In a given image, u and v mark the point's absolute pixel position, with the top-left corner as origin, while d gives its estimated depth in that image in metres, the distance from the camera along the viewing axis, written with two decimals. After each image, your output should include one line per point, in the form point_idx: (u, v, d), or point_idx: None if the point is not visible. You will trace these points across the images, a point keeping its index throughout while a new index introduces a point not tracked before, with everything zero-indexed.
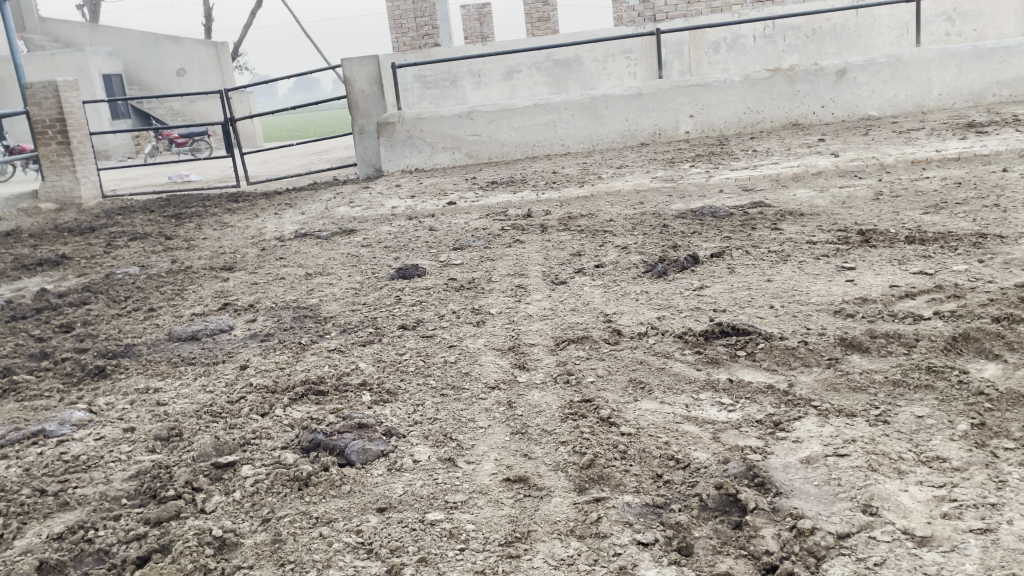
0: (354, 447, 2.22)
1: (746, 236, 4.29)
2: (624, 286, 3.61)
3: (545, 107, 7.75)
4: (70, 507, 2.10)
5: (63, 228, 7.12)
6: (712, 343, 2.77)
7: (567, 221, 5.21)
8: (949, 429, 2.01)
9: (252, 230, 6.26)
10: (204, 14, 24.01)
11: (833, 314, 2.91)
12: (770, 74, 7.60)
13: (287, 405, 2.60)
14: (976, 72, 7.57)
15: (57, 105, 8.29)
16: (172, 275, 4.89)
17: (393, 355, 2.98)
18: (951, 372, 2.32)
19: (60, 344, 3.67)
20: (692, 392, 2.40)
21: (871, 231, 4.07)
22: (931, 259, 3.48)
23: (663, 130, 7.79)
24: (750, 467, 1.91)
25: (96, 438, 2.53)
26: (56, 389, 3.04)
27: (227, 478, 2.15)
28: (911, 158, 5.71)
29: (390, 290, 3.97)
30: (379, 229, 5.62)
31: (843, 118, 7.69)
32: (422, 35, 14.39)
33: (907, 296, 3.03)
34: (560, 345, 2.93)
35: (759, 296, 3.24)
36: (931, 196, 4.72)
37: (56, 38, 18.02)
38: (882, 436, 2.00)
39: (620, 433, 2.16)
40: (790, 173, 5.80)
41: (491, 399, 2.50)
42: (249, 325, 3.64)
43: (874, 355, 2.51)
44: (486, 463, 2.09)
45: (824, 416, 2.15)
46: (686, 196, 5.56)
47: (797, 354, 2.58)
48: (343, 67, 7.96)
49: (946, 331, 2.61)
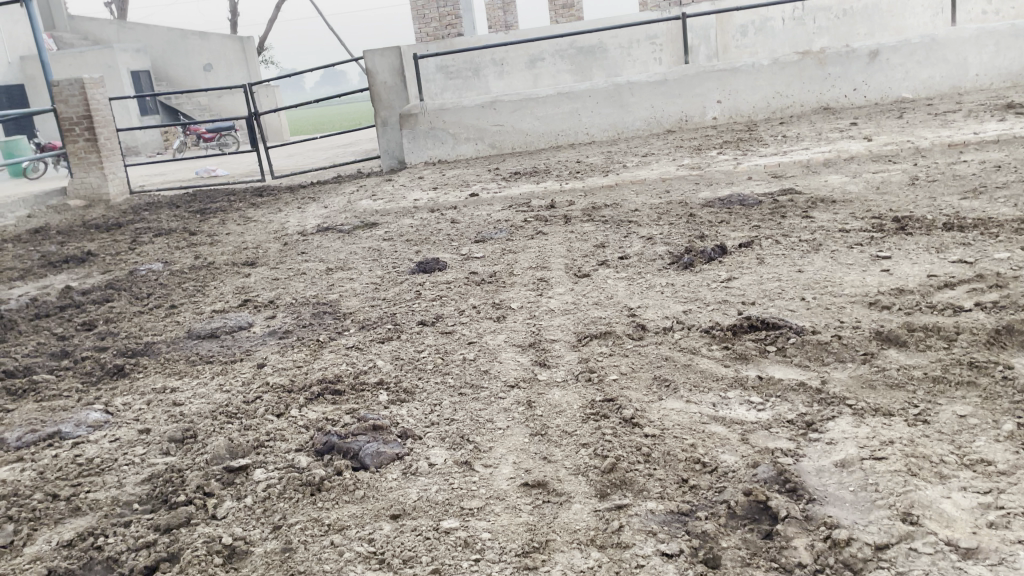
0: (370, 450, 2.16)
1: (776, 225, 4.17)
2: (649, 278, 3.51)
3: (569, 95, 7.62)
4: (82, 512, 2.07)
5: (91, 225, 7.16)
6: (740, 338, 2.67)
7: (591, 212, 5.10)
8: (994, 429, 1.89)
9: (274, 224, 6.22)
10: (230, 9, 24.15)
11: (868, 306, 2.79)
12: (800, 57, 7.40)
13: (303, 405, 2.55)
14: (1015, 51, 7.30)
15: (83, 102, 8.33)
16: (195, 271, 4.88)
17: (412, 352, 2.92)
18: (995, 367, 2.19)
19: (81, 342, 3.65)
20: (719, 391, 2.30)
21: (906, 218, 3.93)
22: (970, 247, 3.34)
23: (689, 116, 7.63)
24: (781, 471, 1.82)
25: (110, 440, 2.50)
26: (75, 388, 3.02)
27: (239, 482, 2.10)
28: (947, 141, 5.52)
29: (410, 285, 3.91)
30: (401, 222, 5.56)
31: (875, 101, 7.47)
32: (445, 25, 14.30)
33: (946, 286, 2.89)
34: (582, 341, 2.84)
35: (789, 287, 3.12)
36: (969, 180, 4.56)
37: (84, 36, 18.20)
38: (922, 437, 1.89)
39: (643, 435, 2.07)
40: (821, 158, 5.64)
41: (511, 398, 2.42)
42: (269, 322, 3.60)
43: (911, 350, 2.39)
44: (504, 467, 2.01)
45: (859, 416, 2.04)
46: (713, 183, 5.45)
47: (830, 349, 2.46)
48: (364, 58, 7.90)
49: (989, 323, 2.47)
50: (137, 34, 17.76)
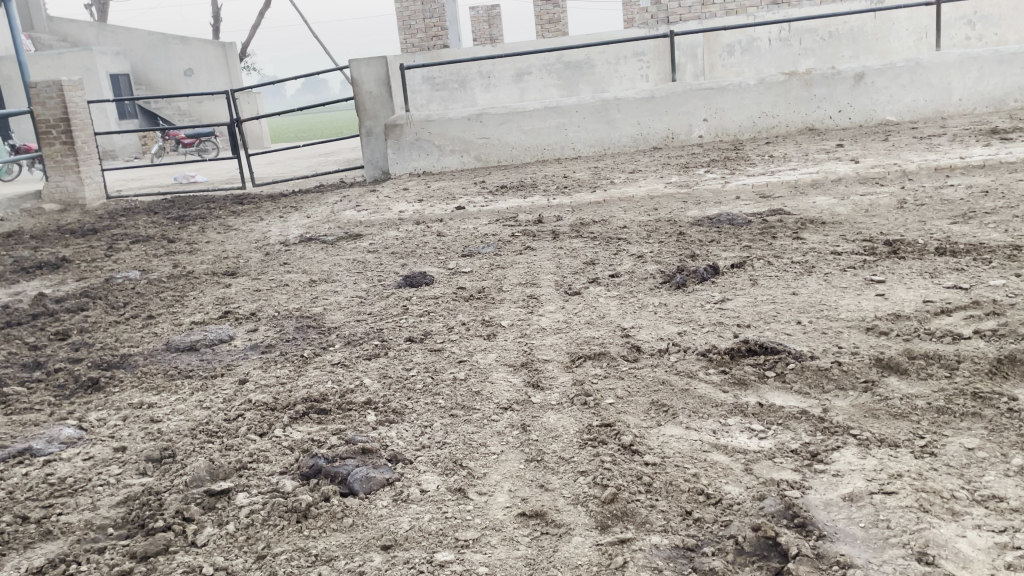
0: (358, 475, 2.07)
1: (766, 246, 4.13)
2: (641, 298, 3.46)
3: (555, 110, 7.59)
4: (53, 537, 1.96)
5: (65, 230, 6.99)
6: (738, 362, 2.61)
7: (579, 228, 5.05)
8: (1003, 464, 1.85)
9: (256, 234, 6.10)
10: (212, 15, 23.97)
11: (865, 331, 2.75)
12: (786, 77, 7.44)
13: (287, 425, 2.45)
14: (998, 77, 7.37)
15: (61, 105, 8.16)
16: (174, 281, 4.76)
17: (400, 371, 2.83)
18: (999, 399, 2.15)
19: (54, 353, 3.52)
20: (719, 417, 2.24)
21: (898, 241, 3.91)
22: (964, 272, 3.32)
23: (675, 134, 7.63)
24: (789, 505, 1.76)
25: (84, 458, 2.38)
26: (47, 402, 2.90)
27: (220, 507, 2.00)
28: (933, 165, 5.54)
29: (397, 300, 3.82)
30: (386, 234, 5.48)
31: (859, 123, 7.52)
32: (430, 37, 14.25)
33: (943, 312, 2.86)
34: (575, 362, 2.77)
35: (784, 311, 3.07)
36: (958, 205, 4.56)
37: (63, 38, 17.94)
38: (930, 471, 1.84)
39: (643, 463, 2.01)
40: (809, 179, 5.63)
41: (504, 421, 2.35)
42: (250, 335, 3.49)
43: (913, 378, 2.35)
44: (500, 495, 1.94)
45: (865, 447, 1.99)
46: (701, 201, 5.42)
47: (830, 376, 2.41)
48: (351, 68, 7.81)
49: (990, 353, 2.44)
50: (116, 37, 17.53)
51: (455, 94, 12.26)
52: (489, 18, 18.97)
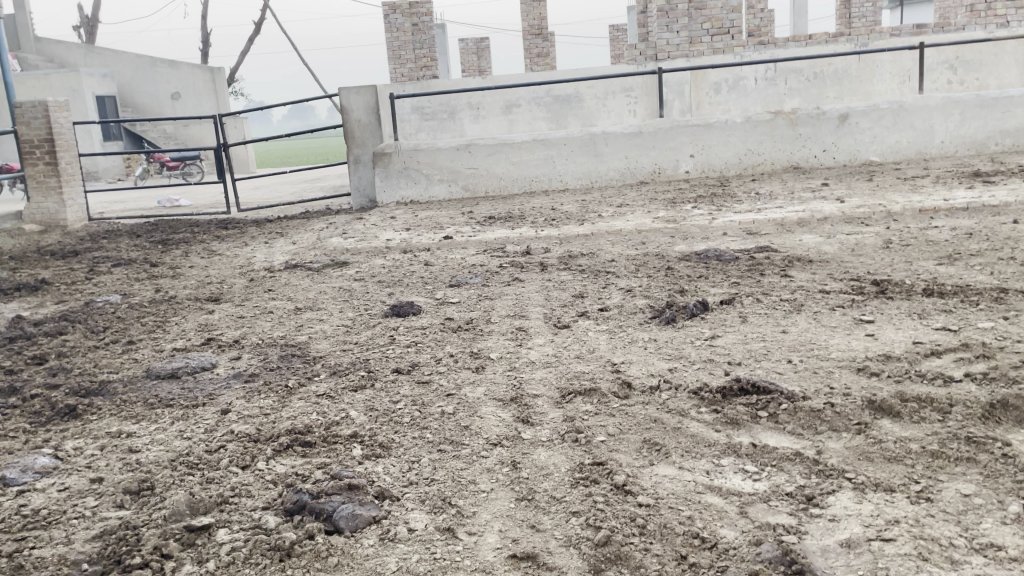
0: (344, 512, 2.01)
1: (755, 283, 4.14)
2: (630, 332, 3.44)
3: (543, 142, 7.62)
4: (26, 572, 1.88)
5: (45, 251, 6.89)
6: (730, 401, 2.59)
7: (567, 260, 5.04)
8: (1001, 511, 1.83)
9: (240, 259, 6.04)
10: (202, 40, 24.01)
11: (857, 372, 2.74)
12: (772, 116, 7.52)
13: (270, 458, 2.39)
14: (979, 121, 7.49)
15: (46, 125, 8.08)
16: (155, 305, 4.69)
17: (387, 403, 2.78)
18: (993, 444, 2.13)
19: (31, 378, 3.44)
20: (712, 457, 2.21)
21: (886, 281, 3.93)
22: (952, 314, 3.33)
23: (663, 168, 7.68)
24: (786, 551, 1.73)
25: (59, 489, 2.31)
26: (22, 430, 2.82)
27: (200, 544, 1.94)
28: (918, 207, 5.58)
29: (384, 330, 3.78)
30: (372, 262, 5.45)
31: (844, 163, 7.61)
32: (420, 67, 14.34)
33: (933, 354, 2.86)
34: (566, 397, 2.73)
35: (775, 349, 3.06)
36: (943, 246, 4.60)
37: (50, 58, 17.88)
38: (928, 517, 1.82)
39: (637, 504, 1.97)
40: (795, 218, 5.65)
41: (494, 457, 2.30)
42: (233, 363, 3.43)
43: (906, 421, 2.33)
44: (490, 535, 1.89)
45: (860, 491, 1.96)
46: (689, 237, 5.43)
47: (823, 417, 2.39)
48: (340, 95, 7.82)
49: (982, 397, 2.43)
50: (104, 59, 17.49)
51: (444, 124, 12.34)
52: (479, 50, 19.16)
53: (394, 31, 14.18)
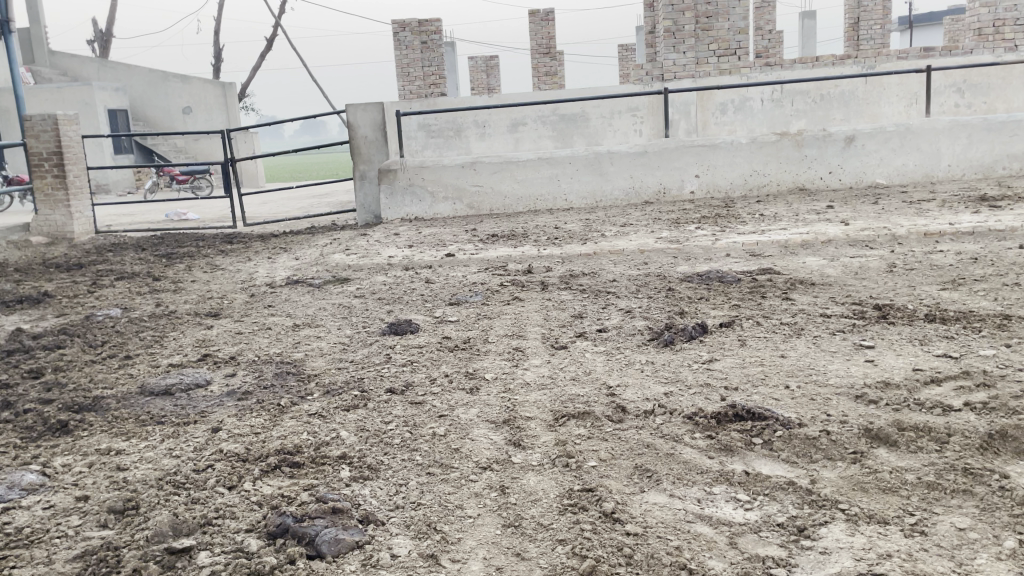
0: (327, 536, 1.98)
1: (756, 305, 4.11)
2: (628, 354, 3.41)
3: (549, 161, 7.63)
4: None
5: (50, 264, 6.91)
6: (725, 427, 2.55)
7: (568, 280, 5.02)
8: (996, 546, 1.78)
9: (242, 274, 6.04)
10: (215, 55, 24.22)
11: (855, 399, 2.69)
12: (778, 137, 7.51)
13: (257, 479, 2.36)
14: (987, 144, 7.45)
15: (55, 138, 8.13)
16: (155, 319, 4.69)
17: (378, 424, 2.75)
18: (991, 476, 2.09)
19: (26, 392, 3.43)
20: (704, 485, 2.17)
21: (887, 306, 3.89)
22: (954, 340, 3.29)
23: (667, 189, 7.66)
24: None
25: (44, 507, 2.29)
26: (11, 445, 2.80)
27: (180, 567, 1.91)
28: (923, 230, 5.55)
29: (381, 348, 3.75)
30: (374, 279, 5.43)
31: (850, 185, 7.58)
32: (428, 85, 14.41)
33: (932, 382, 2.81)
34: (558, 421, 2.70)
35: (772, 374, 3.02)
36: (947, 270, 4.56)
37: (64, 72, 18.07)
38: (921, 551, 1.78)
39: (625, 533, 1.94)
40: (799, 239, 5.60)
41: (482, 481, 2.27)
42: (227, 380, 3.40)
43: (903, 451, 2.29)
44: (473, 563, 1.86)
45: (853, 523, 1.92)
46: (692, 258, 5.40)
47: (818, 445, 2.35)
48: (347, 112, 7.84)
49: (980, 427, 2.38)
50: (117, 73, 17.67)
51: (450, 142, 12.42)
52: (489, 68, 19.27)
53: (404, 49, 14.26)
